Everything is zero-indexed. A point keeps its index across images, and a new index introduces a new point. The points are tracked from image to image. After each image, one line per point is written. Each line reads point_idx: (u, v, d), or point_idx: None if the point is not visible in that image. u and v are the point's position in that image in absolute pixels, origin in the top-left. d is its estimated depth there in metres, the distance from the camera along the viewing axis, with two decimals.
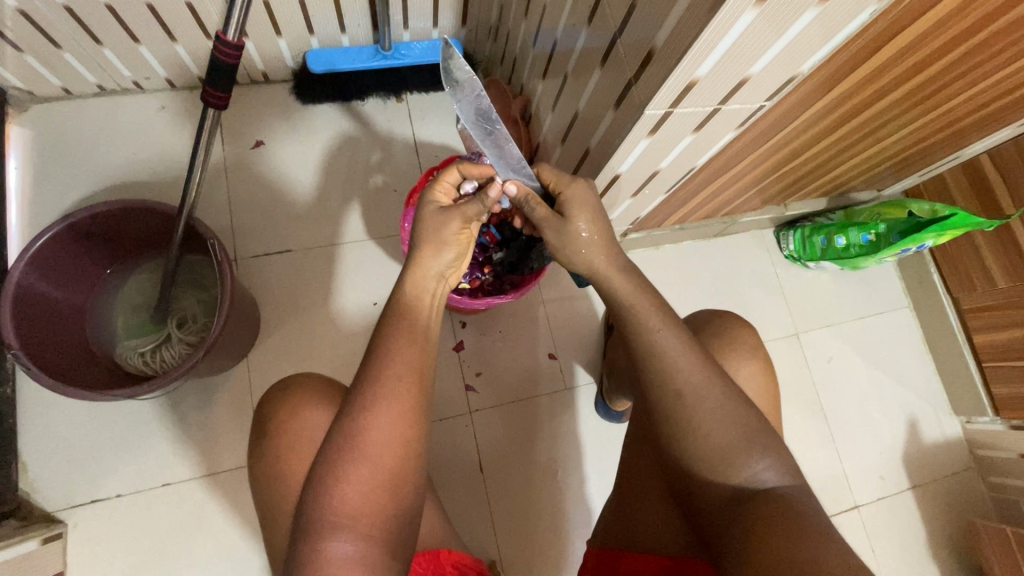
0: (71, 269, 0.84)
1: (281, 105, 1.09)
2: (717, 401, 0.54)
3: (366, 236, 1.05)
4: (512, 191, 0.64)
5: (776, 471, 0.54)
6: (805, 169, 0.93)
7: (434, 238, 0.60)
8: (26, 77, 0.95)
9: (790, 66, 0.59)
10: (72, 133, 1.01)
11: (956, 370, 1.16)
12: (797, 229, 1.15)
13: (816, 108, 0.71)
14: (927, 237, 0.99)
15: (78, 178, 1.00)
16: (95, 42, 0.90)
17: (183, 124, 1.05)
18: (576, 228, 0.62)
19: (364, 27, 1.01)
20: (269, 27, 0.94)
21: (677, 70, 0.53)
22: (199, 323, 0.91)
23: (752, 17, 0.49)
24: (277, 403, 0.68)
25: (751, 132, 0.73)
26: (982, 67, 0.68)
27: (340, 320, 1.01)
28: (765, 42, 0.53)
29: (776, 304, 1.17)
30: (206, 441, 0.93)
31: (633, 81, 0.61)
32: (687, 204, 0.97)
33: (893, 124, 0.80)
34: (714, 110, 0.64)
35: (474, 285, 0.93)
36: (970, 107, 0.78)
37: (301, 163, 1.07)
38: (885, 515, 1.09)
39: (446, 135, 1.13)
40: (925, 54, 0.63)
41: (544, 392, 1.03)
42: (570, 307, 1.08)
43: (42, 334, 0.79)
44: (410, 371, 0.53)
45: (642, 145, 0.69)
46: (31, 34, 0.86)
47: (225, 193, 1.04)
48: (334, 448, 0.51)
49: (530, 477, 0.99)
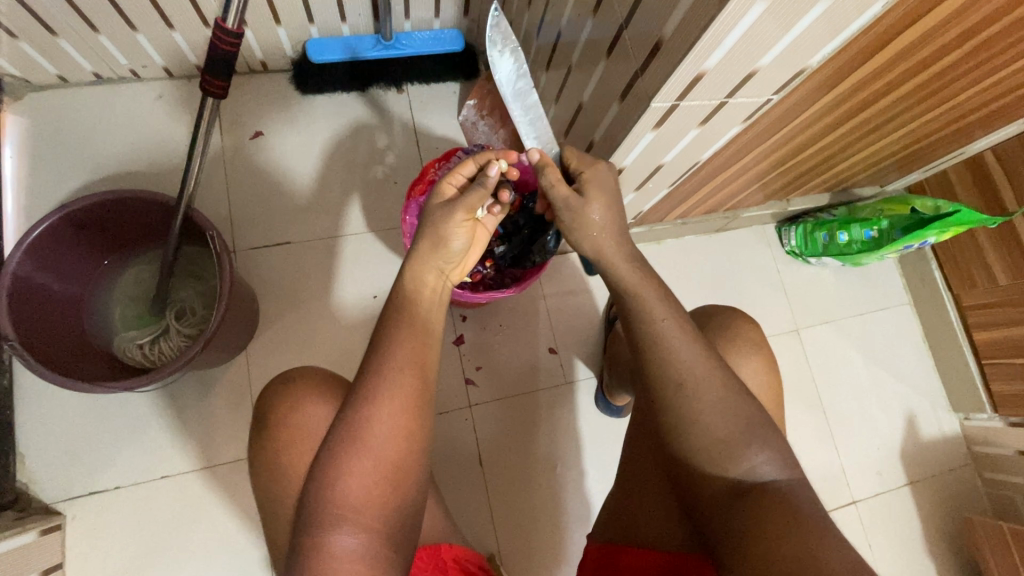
0: (68, 261, 0.83)
1: (280, 95, 1.07)
2: (716, 393, 0.54)
3: (367, 228, 1.05)
4: (535, 158, 0.64)
5: (775, 464, 0.54)
6: (808, 164, 0.92)
7: (436, 231, 0.60)
8: (21, 65, 0.94)
9: (799, 58, 0.58)
10: (68, 121, 1.00)
11: (955, 366, 1.16)
12: (798, 225, 1.15)
13: (822, 103, 0.70)
14: (930, 233, 0.99)
15: (74, 167, 0.99)
16: (91, 30, 0.89)
17: (181, 113, 1.04)
18: (591, 210, 0.62)
19: (365, 15, 0.99)
20: (268, 14, 0.93)
21: (685, 63, 0.52)
22: (198, 316, 0.91)
23: (761, 10, 0.48)
24: (277, 395, 0.68)
25: (757, 126, 0.72)
26: (991, 63, 0.67)
27: (339, 312, 1.00)
28: (774, 35, 0.52)
29: (777, 300, 1.17)
30: (205, 433, 0.92)
31: (640, 72, 0.60)
32: (690, 198, 0.96)
33: (899, 119, 0.80)
34: (720, 104, 0.63)
35: (475, 279, 0.92)
36: (974, 105, 0.78)
37: (301, 154, 1.06)
38: (882, 509, 1.09)
39: (447, 126, 1.11)
40: (935, 49, 0.63)
41: (544, 386, 1.03)
42: (570, 301, 1.08)
43: (40, 326, 0.78)
44: (413, 364, 0.53)
45: (647, 138, 0.69)
46: (26, 21, 0.85)
47: (224, 183, 1.03)
48: (338, 440, 0.50)
49: (530, 471, 0.99)
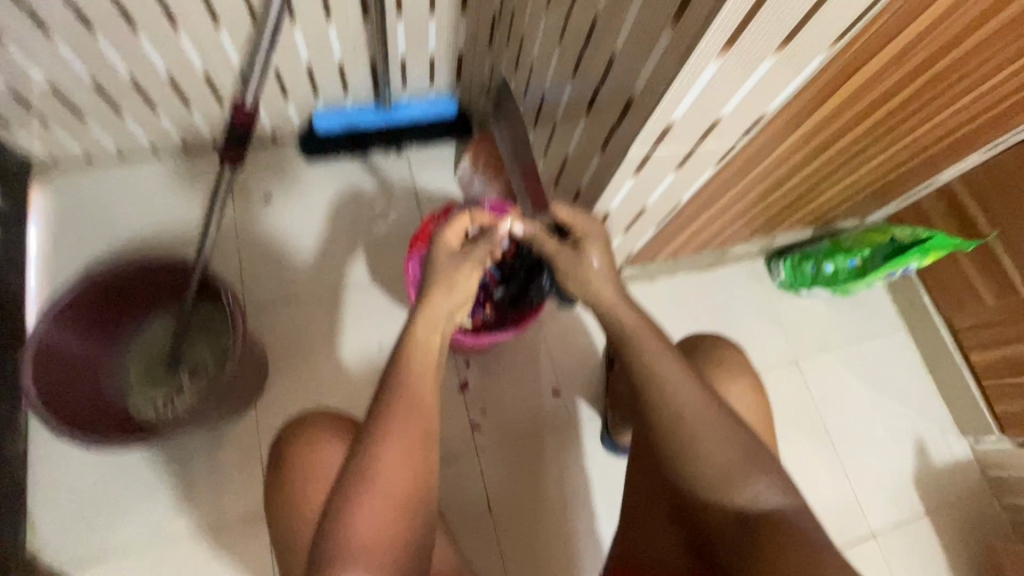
0: (88, 325, 0.87)
1: (288, 163, 1.15)
2: (715, 423, 0.56)
3: (371, 281, 1.09)
4: (516, 232, 0.73)
5: (778, 492, 0.55)
6: (788, 199, 0.97)
7: (447, 281, 0.64)
8: (51, 146, 1.02)
9: (756, 106, 0.64)
10: (90, 195, 1.07)
11: (957, 389, 1.17)
12: (786, 258, 1.19)
13: (790, 141, 0.76)
14: (911, 258, 1.05)
15: (95, 238, 1.05)
16: (117, 112, 0.98)
17: (195, 182, 1.11)
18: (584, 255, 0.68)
19: (366, 88, 1.09)
20: (278, 91, 1.02)
21: (654, 116, 0.59)
22: (210, 372, 0.93)
23: (716, 67, 0.54)
24: (292, 436, 0.69)
25: (730, 167, 0.78)
26: (944, 96, 0.73)
27: (346, 363, 1.03)
28: (732, 88, 0.59)
29: (773, 331, 1.20)
30: (214, 491, 0.93)
31: (617, 125, 0.66)
32: (677, 238, 1.01)
33: (867, 152, 0.85)
34: (690, 150, 0.69)
35: (476, 322, 0.93)
36: (936, 135, 0.84)
37: (309, 215, 1.12)
38: (901, 540, 1.07)
39: (445, 183, 1.18)
40: (884, 88, 0.69)
41: (550, 428, 1.04)
42: (571, 342, 1.10)
43: (61, 386, 0.81)
44: (421, 407, 0.56)
45: (628, 184, 0.74)
46: (59, 106, 0.93)
47: (235, 245, 1.08)
48: (349, 479, 0.52)
49: (540, 515, 0.98)
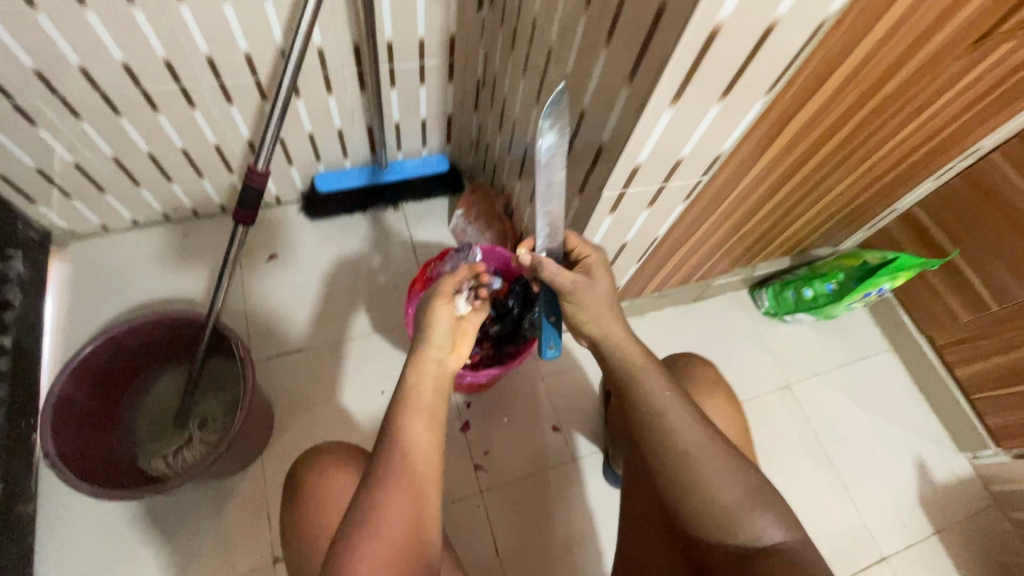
0: (103, 384, 0.91)
1: (292, 223, 1.22)
2: (722, 459, 0.59)
3: (373, 330, 1.14)
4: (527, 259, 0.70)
5: (779, 527, 0.57)
6: (760, 229, 1.04)
7: (424, 316, 0.70)
8: (71, 218, 1.09)
9: (712, 146, 0.72)
10: (105, 263, 1.13)
11: (947, 404, 1.20)
12: (769, 286, 1.26)
13: (751, 175, 0.83)
14: (881, 279, 1.09)
15: (109, 302, 1.10)
16: (134, 183, 1.05)
17: (205, 245, 1.18)
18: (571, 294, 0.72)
19: (364, 151, 1.18)
20: (283, 157, 1.11)
21: (622, 160, 0.66)
22: (219, 424, 0.96)
23: (670, 114, 0.62)
24: (309, 466, 0.72)
25: (699, 202, 0.85)
26: (885, 127, 0.80)
27: (350, 410, 1.06)
28: (688, 132, 0.66)
29: (764, 358, 1.23)
30: (222, 546, 0.93)
31: (591, 170, 0.73)
32: (660, 271, 1.07)
33: (826, 181, 0.92)
34: (659, 187, 0.76)
35: (473, 359, 1.00)
36: (886, 164, 0.91)
37: (313, 270, 1.19)
38: (913, 563, 1.07)
39: (441, 234, 1.26)
40: (828, 124, 0.77)
41: (553, 465, 1.05)
42: (568, 378, 1.13)
43: (78, 441, 0.84)
44: (420, 454, 0.59)
45: (607, 222, 0.81)
46: (80, 181, 1.01)
47: (242, 302, 1.14)
48: (354, 521, 0.54)
49: (548, 554, 0.98)
